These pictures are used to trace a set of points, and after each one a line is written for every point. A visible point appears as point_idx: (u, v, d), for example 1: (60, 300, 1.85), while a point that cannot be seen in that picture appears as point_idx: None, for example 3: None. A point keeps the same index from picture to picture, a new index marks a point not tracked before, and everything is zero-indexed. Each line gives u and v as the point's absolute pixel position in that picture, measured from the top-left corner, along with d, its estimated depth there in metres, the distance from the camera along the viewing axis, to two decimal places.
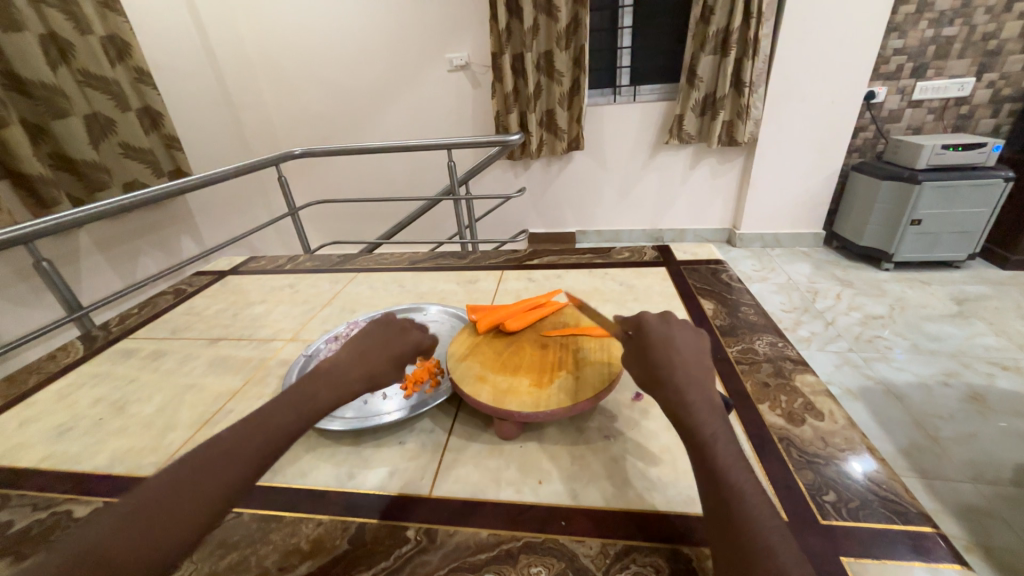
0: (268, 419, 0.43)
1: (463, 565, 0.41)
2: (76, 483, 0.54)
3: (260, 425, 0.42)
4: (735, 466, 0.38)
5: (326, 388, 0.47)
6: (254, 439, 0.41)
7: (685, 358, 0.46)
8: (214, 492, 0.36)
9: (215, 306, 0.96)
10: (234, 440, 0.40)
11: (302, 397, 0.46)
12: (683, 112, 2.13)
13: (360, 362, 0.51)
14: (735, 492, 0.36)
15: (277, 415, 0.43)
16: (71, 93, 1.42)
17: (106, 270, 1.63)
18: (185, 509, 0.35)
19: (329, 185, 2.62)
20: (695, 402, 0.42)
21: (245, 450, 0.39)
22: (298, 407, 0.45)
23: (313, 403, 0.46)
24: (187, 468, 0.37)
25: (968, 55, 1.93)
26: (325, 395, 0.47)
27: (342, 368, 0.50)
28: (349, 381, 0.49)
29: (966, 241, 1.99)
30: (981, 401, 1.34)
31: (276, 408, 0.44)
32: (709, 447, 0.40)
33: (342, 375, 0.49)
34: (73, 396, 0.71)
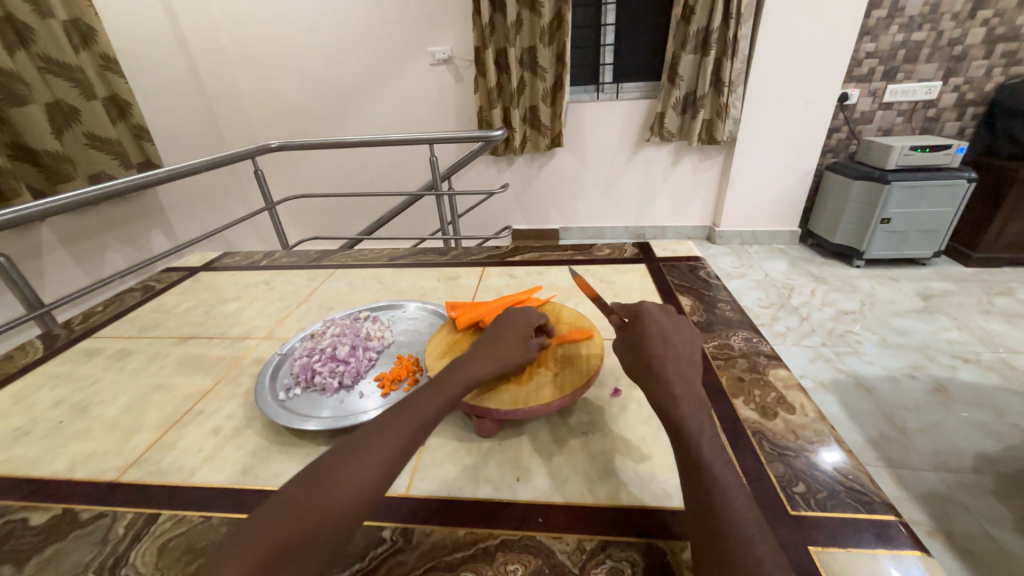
0: (401, 413, 0.44)
1: (439, 564, 0.40)
2: (32, 489, 0.52)
3: (395, 419, 0.43)
4: (719, 458, 0.39)
5: (455, 376, 0.49)
6: (389, 435, 0.41)
7: (675, 354, 0.47)
8: (354, 490, 0.37)
9: (186, 303, 0.93)
10: (368, 435, 0.41)
11: (433, 388, 0.47)
12: (664, 110, 2.15)
13: (489, 348, 0.53)
14: (718, 485, 0.37)
15: (411, 408, 0.44)
16: (30, 79, 1.35)
17: (70, 266, 1.56)
18: (338, 493, 0.37)
19: (308, 179, 2.56)
20: (683, 396, 0.43)
21: (382, 445, 0.40)
22: (428, 399, 0.46)
23: (445, 393, 0.47)
24: (328, 464, 0.39)
25: (936, 60, 2.00)
26: (455, 386, 0.47)
27: (470, 357, 0.52)
28: (485, 363, 0.51)
29: (932, 240, 2.07)
30: (944, 393, 1.40)
31: (410, 401, 0.45)
32: (694, 440, 0.40)
33: (470, 361, 0.51)
34: (31, 398, 0.68)
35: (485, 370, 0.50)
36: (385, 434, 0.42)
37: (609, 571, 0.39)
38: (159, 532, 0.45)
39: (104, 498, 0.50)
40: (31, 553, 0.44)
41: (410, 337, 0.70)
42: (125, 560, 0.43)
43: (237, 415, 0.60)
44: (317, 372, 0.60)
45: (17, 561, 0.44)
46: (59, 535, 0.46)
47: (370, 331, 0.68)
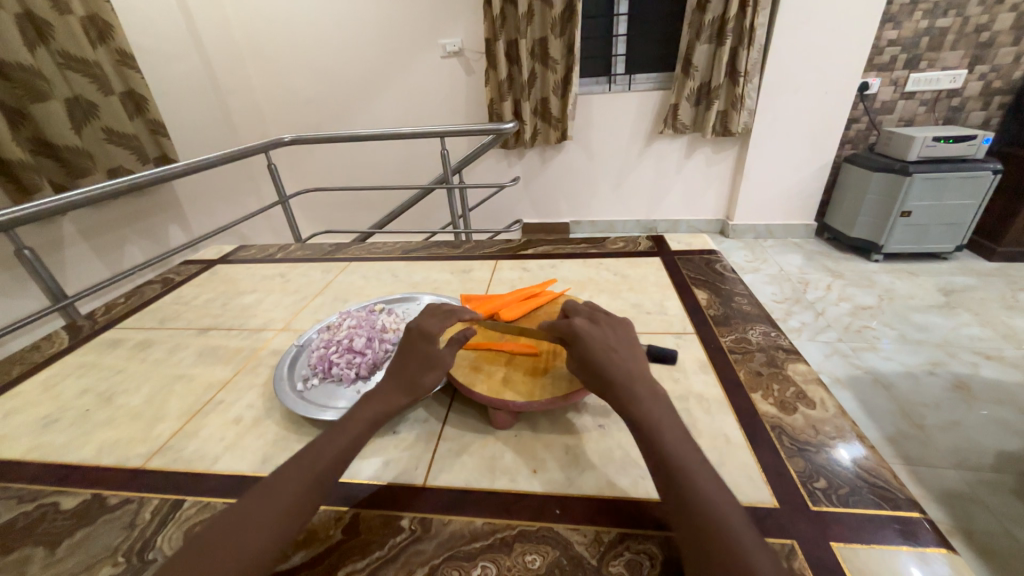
0: (302, 461, 0.43)
1: (458, 554, 0.41)
2: (62, 475, 0.53)
3: (294, 469, 0.42)
4: (694, 463, 0.40)
5: (360, 414, 0.47)
6: (287, 485, 0.40)
7: (625, 360, 0.48)
8: (251, 547, 0.36)
9: (204, 295, 0.94)
10: (266, 488, 0.40)
11: (337, 430, 0.46)
12: (678, 101, 2.12)
13: (393, 377, 0.51)
14: (698, 488, 0.38)
15: (314, 454, 0.43)
16: (51, 76, 1.37)
17: (91, 259, 1.59)
18: (247, 541, 0.36)
19: (320, 173, 2.58)
20: (647, 406, 0.44)
21: (279, 498, 0.39)
22: (332, 439, 0.45)
23: (349, 433, 0.45)
24: (221, 522, 0.37)
25: (961, 47, 1.93)
26: (360, 425, 0.46)
27: (376, 391, 0.50)
28: (394, 392, 0.49)
29: (954, 233, 2.02)
30: (965, 389, 1.37)
31: (313, 446, 0.44)
32: (668, 447, 0.41)
33: (382, 392, 0.49)
34: (59, 386, 0.70)
35: (393, 404, 0.49)
36: (285, 484, 0.40)
37: (629, 563, 0.39)
38: (184, 518, 0.46)
39: (131, 483, 0.51)
40: (63, 537, 0.46)
41: None
42: (153, 544, 0.44)
43: (256, 405, 0.61)
44: (334, 363, 0.61)
45: (49, 544, 0.45)
46: (88, 519, 0.47)
47: (386, 323, 0.69)
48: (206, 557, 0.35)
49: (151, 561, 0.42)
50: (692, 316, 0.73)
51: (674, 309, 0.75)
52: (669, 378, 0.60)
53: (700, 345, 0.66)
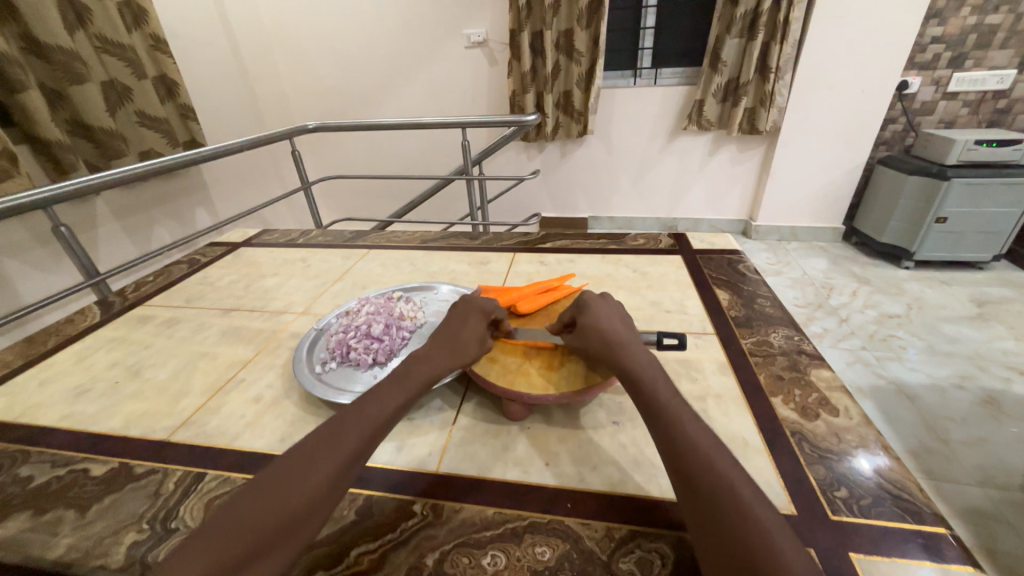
0: (355, 415, 0.43)
1: (468, 541, 0.41)
2: (92, 443, 0.55)
3: (346, 424, 0.42)
4: (694, 429, 0.40)
5: (411, 375, 0.47)
6: (340, 440, 0.40)
7: (622, 336, 0.49)
8: (310, 498, 0.37)
9: (228, 277, 0.97)
10: (323, 439, 0.41)
11: (388, 389, 0.46)
12: (704, 97, 2.07)
13: (442, 343, 0.52)
14: (697, 451, 0.38)
15: (367, 410, 0.43)
16: (88, 58, 1.42)
17: (122, 239, 1.65)
18: (301, 493, 0.37)
19: (341, 161, 2.61)
20: (646, 376, 0.45)
21: (338, 451, 0.40)
22: (385, 397, 0.45)
23: (400, 394, 0.46)
24: (280, 471, 0.38)
25: (1012, 45, 1.83)
26: (410, 388, 0.46)
27: (426, 353, 0.50)
28: (440, 357, 0.50)
29: (992, 242, 1.93)
30: (995, 405, 1.32)
31: (364, 404, 0.44)
32: (668, 417, 0.41)
33: (427, 356, 0.50)
34: (90, 358, 0.73)
35: (441, 368, 0.49)
36: (339, 438, 0.41)
37: (640, 561, 0.39)
38: (206, 491, 0.48)
39: (156, 454, 0.53)
40: (92, 502, 0.48)
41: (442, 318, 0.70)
42: (175, 514, 0.46)
43: (276, 386, 0.62)
44: (352, 348, 0.62)
45: (79, 508, 0.47)
46: (116, 486, 0.49)
47: (404, 311, 0.69)
48: (268, 504, 0.36)
49: (174, 529, 0.44)
50: (712, 316, 0.72)
51: (694, 309, 0.74)
52: (687, 378, 0.59)
53: (719, 346, 0.65)
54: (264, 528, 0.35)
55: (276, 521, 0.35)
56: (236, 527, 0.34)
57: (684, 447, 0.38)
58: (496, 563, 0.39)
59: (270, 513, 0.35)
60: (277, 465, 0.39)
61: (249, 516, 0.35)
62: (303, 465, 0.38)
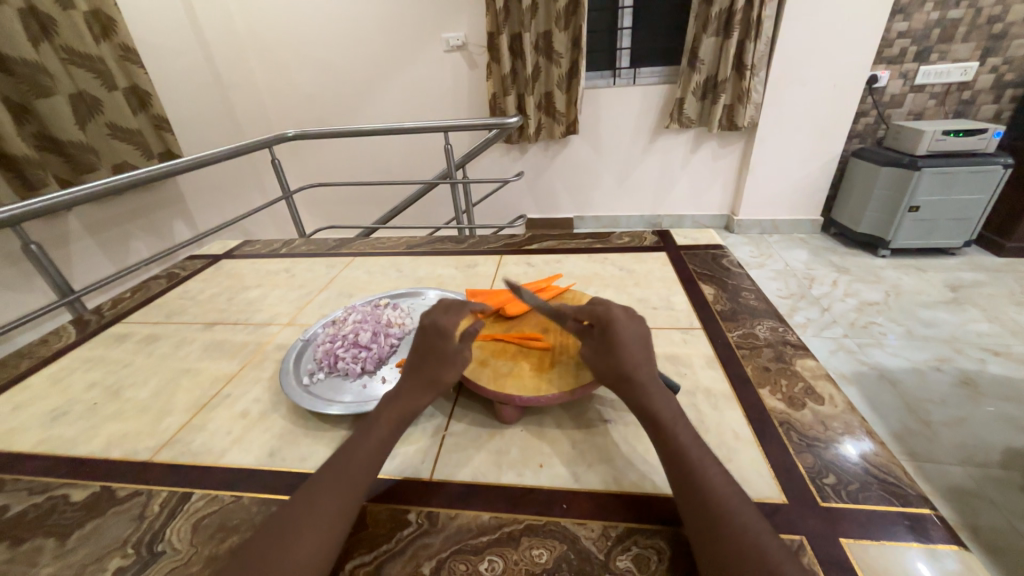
0: (334, 471, 0.41)
1: (465, 548, 0.41)
2: (71, 468, 0.53)
3: (325, 482, 0.40)
4: (712, 474, 0.39)
5: (384, 417, 0.46)
6: (323, 500, 0.39)
7: (638, 358, 0.46)
8: (302, 564, 0.35)
9: (210, 290, 0.95)
10: (302, 505, 0.38)
11: (363, 432, 0.45)
12: (684, 95, 2.09)
13: (410, 377, 0.49)
14: (713, 498, 0.37)
15: (345, 463, 0.42)
16: (55, 71, 1.38)
17: (97, 255, 1.60)
18: (291, 563, 0.34)
19: (323, 169, 2.58)
20: (665, 412, 0.44)
21: (322, 505, 0.38)
22: (362, 444, 0.44)
23: (376, 437, 0.44)
24: (260, 546, 0.36)
25: (973, 39, 1.90)
26: (385, 428, 0.45)
27: (395, 392, 0.48)
28: (412, 391, 0.48)
29: (963, 228, 1.99)
30: (972, 386, 1.36)
31: (342, 453, 0.43)
32: (689, 459, 0.40)
33: (398, 395, 0.48)
34: (67, 380, 0.70)
35: (416, 404, 0.47)
36: (321, 498, 0.39)
37: (637, 558, 0.39)
38: (193, 510, 0.46)
39: (140, 476, 0.51)
40: (73, 528, 0.46)
41: None
42: (162, 536, 0.44)
43: (263, 399, 0.61)
44: (340, 358, 0.61)
45: (60, 535, 0.45)
46: (98, 511, 0.47)
47: (392, 318, 0.68)
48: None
49: (160, 553, 0.43)
50: (699, 311, 0.73)
51: (680, 304, 0.75)
52: (677, 374, 0.60)
53: (707, 340, 0.66)
54: None
55: None
56: None
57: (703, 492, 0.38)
58: (494, 568, 0.39)
59: None
60: (257, 540, 0.36)
61: None
62: (288, 533, 0.36)
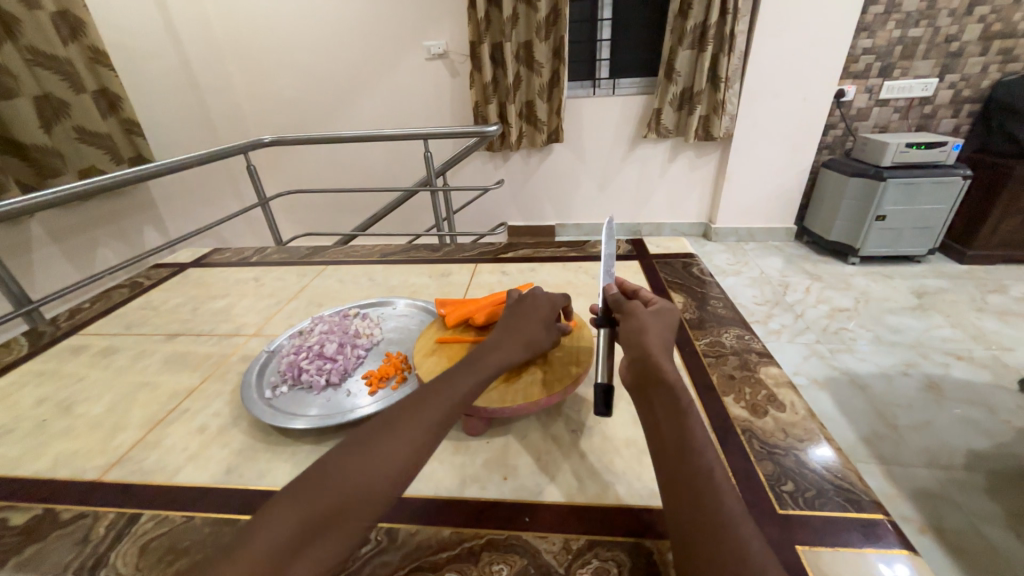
0: (438, 389, 0.44)
1: (424, 565, 0.40)
2: (12, 490, 0.51)
3: (430, 396, 0.43)
4: (719, 482, 0.36)
5: (487, 359, 0.50)
6: (425, 411, 0.42)
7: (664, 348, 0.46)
8: (398, 465, 0.37)
9: (174, 299, 0.92)
10: (404, 410, 0.42)
11: (447, 380, 0.46)
12: (661, 106, 2.14)
13: (514, 331, 0.54)
14: (720, 506, 0.34)
15: (446, 386, 0.45)
16: (19, 72, 1.33)
17: (60, 262, 1.54)
18: (391, 461, 0.37)
19: (302, 174, 2.54)
20: (684, 407, 0.41)
21: (424, 416, 0.41)
22: (463, 376, 0.47)
23: (476, 373, 0.47)
24: (369, 436, 0.39)
25: (932, 56, 1.99)
26: (485, 369, 0.48)
27: (499, 339, 0.53)
28: (514, 344, 0.52)
29: (926, 237, 2.08)
30: (936, 389, 1.41)
31: (425, 395, 0.43)
32: (697, 461, 0.37)
33: (503, 341, 0.52)
34: (15, 395, 0.67)
35: (513, 354, 0.52)
36: (423, 410, 0.42)
37: (596, 571, 0.39)
38: (141, 532, 0.45)
39: (86, 497, 0.49)
40: (9, 555, 0.44)
41: (401, 334, 0.69)
42: (106, 560, 0.42)
43: (223, 413, 0.59)
44: (304, 370, 0.59)
45: None
46: (39, 535, 0.45)
47: (360, 329, 0.67)
48: (361, 466, 0.36)
49: None
50: None
51: None
52: None
53: (675, 348, 0.66)
54: (357, 487, 0.35)
55: (367, 482, 0.36)
56: (332, 485, 0.35)
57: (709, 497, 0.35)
58: None
59: (361, 474, 0.36)
60: (366, 431, 0.40)
61: (342, 476, 0.36)
62: (392, 431, 0.39)
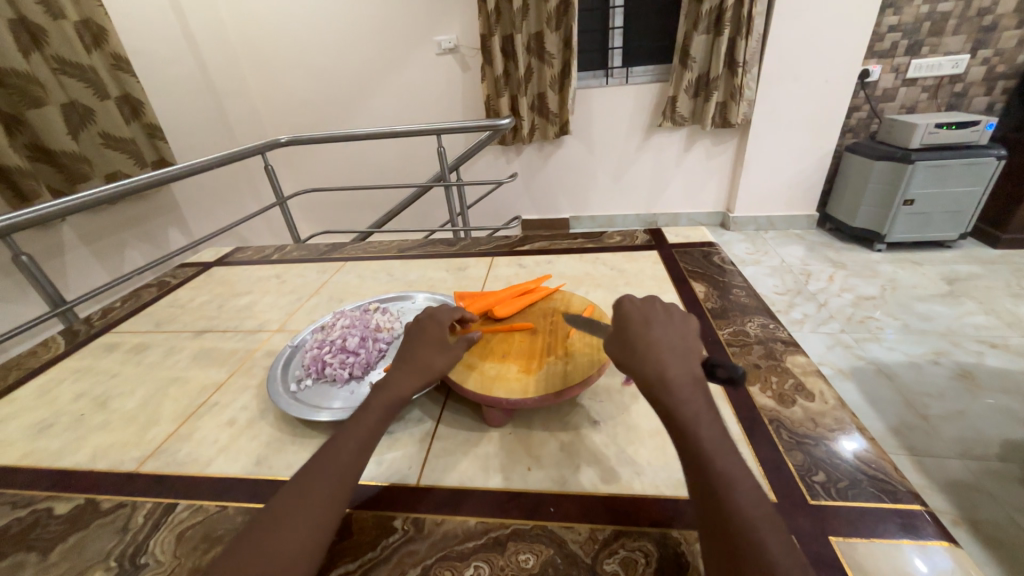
0: (328, 454, 0.41)
1: (450, 554, 0.40)
2: (54, 481, 0.53)
3: (320, 464, 0.40)
4: (738, 482, 0.35)
5: (373, 404, 0.46)
6: (321, 481, 0.39)
7: (662, 342, 0.44)
8: (300, 544, 0.35)
9: (200, 297, 0.94)
10: (298, 485, 0.39)
11: (341, 438, 0.43)
12: (676, 93, 2.09)
13: (402, 365, 0.50)
14: (736, 515, 0.33)
15: (338, 446, 0.42)
16: (46, 81, 1.37)
17: (91, 264, 1.60)
18: (291, 543, 0.35)
19: (318, 173, 2.57)
20: (690, 409, 0.39)
21: (323, 485, 0.39)
22: (355, 428, 0.44)
23: (368, 423, 0.44)
24: (264, 520, 0.36)
25: (963, 32, 1.90)
26: (377, 415, 0.45)
27: (388, 380, 0.49)
28: (406, 377, 0.48)
29: (958, 221, 1.99)
30: (970, 378, 1.36)
31: (313, 465, 0.41)
32: (712, 463, 0.36)
33: (390, 382, 0.48)
34: (54, 391, 0.70)
35: (405, 391, 0.48)
36: (318, 479, 0.39)
37: (624, 561, 0.38)
38: (177, 521, 0.46)
39: (124, 487, 0.51)
40: (55, 542, 0.45)
41: None
42: (145, 548, 0.44)
43: (250, 406, 0.60)
44: (328, 363, 0.60)
45: (41, 549, 0.45)
46: (81, 524, 0.47)
47: (380, 322, 0.68)
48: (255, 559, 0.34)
49: (143, 565, 0.42)
50: (689, 309, 0.72)
51: (671, 303, 0.74)
52: None
53: (697, 338, 0.65)
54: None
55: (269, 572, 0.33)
56: None
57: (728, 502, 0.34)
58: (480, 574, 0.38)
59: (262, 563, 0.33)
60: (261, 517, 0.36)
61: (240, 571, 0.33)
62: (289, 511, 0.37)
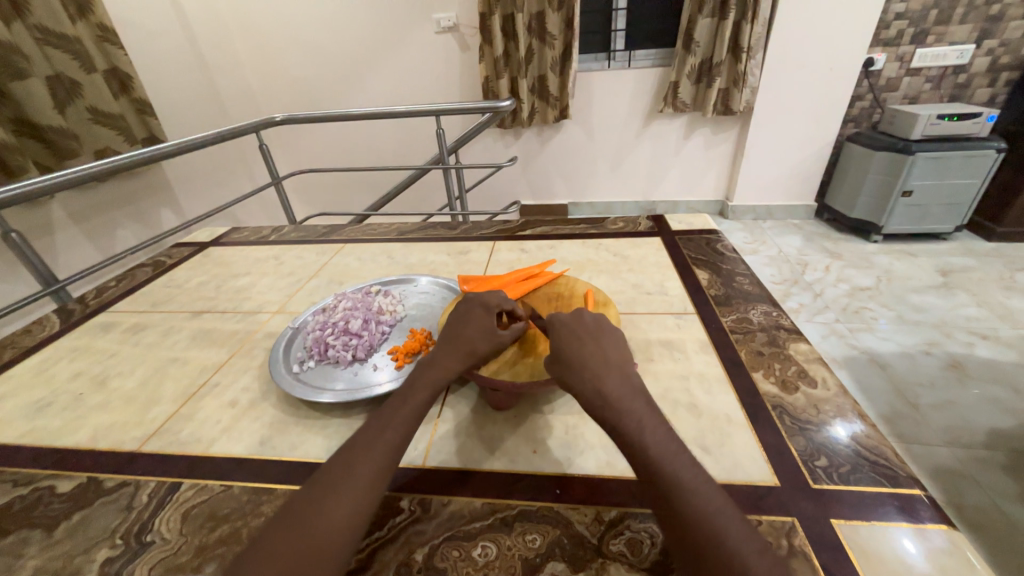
0: (373, 427, 0.42)
1: (458, 534, 0.41)
2: (56, 460, 0.52)
3: (365, 436, 0.41)
4: (696, 485, 0.34)
5: (421, 381, 0.47)
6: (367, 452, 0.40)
7: (602, 354, 0.44)
8: (350, 511, 0.36)
9: (197, 278, 0.93)
10: (347, 456, 0.40)
11: (388, 414, 0.43)
12: (678, 78, 2.07)
13: (449, 343, 0.51)
14: (700, 520, 0.32)
15: (383, 421, 0.42)
16: (30, 52, 1.32)
17: (82, 243, 1.57)
18: (341, 509, 0.36)
19: (313, 154, 2.53)
20: (632, 420, 0.39)
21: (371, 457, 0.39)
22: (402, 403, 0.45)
23: (415, 397, 0.45)
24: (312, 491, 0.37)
25: (970, 20, 1.88)
26: (425, 390, 0.46)
27: (434, 357, 0.50)
28: (453, 355, 0.50)
29: (954, 213, 2.00)
30: (960, 368, 1.38)
31: (361, 438, 0.41)
32: (664, 467, 0.35)
33: (436, 359, 0.49)
34: (51, 370, 0.69)
35: (450, 368, 0.48)
36: (365, 450, 0.40)
37: (629, 541, 0.39)
38: (182, 500, 0.46)
39: (128, 466, 0.51)
40: (60, 519, 0.45)
41: (423, 311, 0.69)
42: (150, 526, 0.44)
43: (252, 388, 0.60)
44: (330, 345, 0.60)
45: (46, 527, 0.45)
46: (85, 502, 0.47)
47: (383, 305, 0.68)
48: (304, 527, 0.34)
49: (150, 543, 0.42)
50: (693, 296, 0.72)
51: (675, 290, 0.74)
52: (670, 358, 0.60)
53: (700, 325, 0.65)
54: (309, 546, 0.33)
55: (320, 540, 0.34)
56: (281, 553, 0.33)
57: (685, 508, 0.33)
58: (487, 554, 0.39)
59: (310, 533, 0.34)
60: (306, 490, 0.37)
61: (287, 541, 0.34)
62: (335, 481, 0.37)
